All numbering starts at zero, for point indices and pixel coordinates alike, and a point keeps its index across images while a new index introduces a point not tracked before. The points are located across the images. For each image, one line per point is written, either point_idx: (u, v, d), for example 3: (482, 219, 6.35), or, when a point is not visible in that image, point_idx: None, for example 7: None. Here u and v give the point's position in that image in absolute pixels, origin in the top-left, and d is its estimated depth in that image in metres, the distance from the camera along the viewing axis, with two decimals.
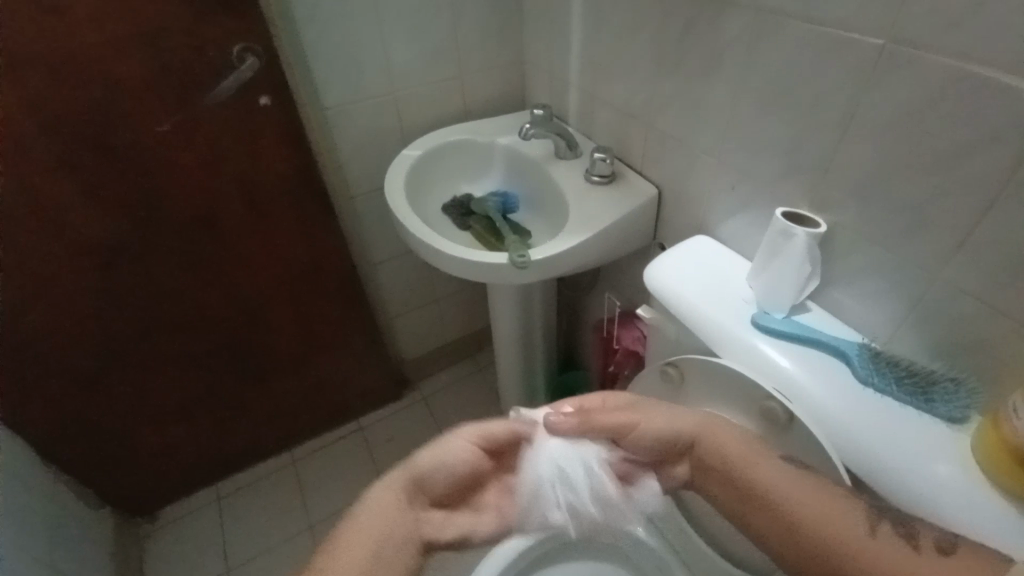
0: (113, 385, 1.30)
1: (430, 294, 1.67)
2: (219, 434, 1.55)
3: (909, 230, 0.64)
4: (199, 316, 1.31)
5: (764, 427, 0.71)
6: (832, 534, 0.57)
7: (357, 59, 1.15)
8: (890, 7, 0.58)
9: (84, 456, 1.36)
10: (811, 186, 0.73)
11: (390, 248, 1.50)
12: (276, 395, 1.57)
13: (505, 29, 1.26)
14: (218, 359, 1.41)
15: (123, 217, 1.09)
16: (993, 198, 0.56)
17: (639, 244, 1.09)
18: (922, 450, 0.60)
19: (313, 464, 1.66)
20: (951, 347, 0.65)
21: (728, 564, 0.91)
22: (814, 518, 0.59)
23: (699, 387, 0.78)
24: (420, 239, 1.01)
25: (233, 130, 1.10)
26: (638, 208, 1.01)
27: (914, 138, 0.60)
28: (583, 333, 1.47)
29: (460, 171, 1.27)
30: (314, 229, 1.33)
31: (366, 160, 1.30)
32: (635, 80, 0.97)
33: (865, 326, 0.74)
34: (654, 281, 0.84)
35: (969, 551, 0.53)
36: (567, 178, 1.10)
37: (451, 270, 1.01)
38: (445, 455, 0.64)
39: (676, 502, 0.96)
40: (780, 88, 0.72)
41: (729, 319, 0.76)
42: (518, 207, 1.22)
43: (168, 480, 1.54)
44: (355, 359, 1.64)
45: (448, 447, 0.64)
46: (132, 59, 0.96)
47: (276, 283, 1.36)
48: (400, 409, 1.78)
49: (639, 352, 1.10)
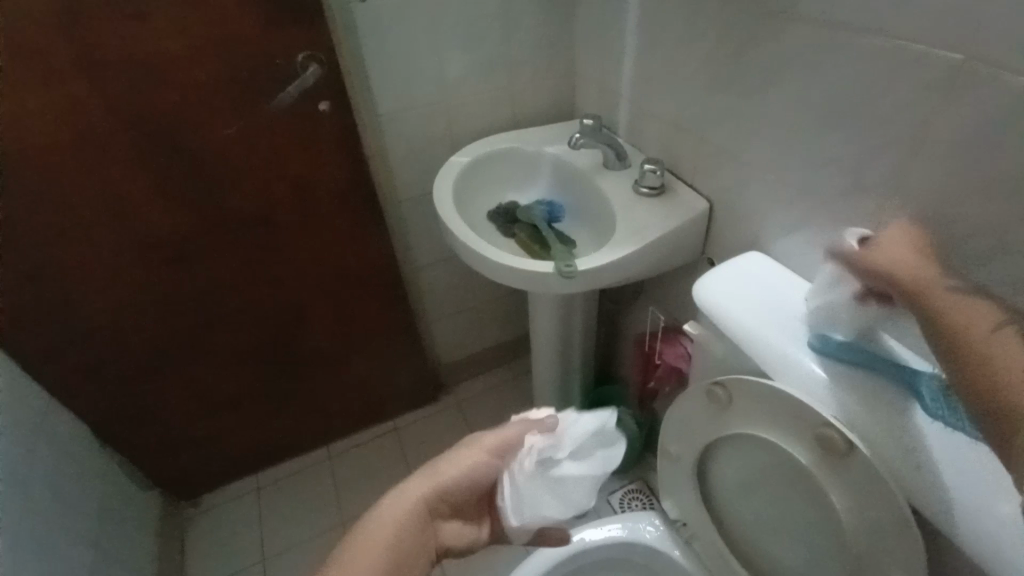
0: (168, 372, 1.36)
1: (470, 299, 1.68)
2: (262, 426, 1.60)
3: (987, 257, 0.60)
4: (250, 310, 1.36)
5: (822, 457, 0.69)
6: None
7: (412, 68, 1.18)
8: (974, 22, 0.55)
9: (138, 439, 1.43)
10: (877, 206, 0.70)
11: (433, 252, 1.52)
12: (318, 391, 1.61)
13: (557, 40, 1.26)
14: (265, 353, 1.46)
15: (188, 214, 1.15)
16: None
17: (686, 259, 1.06)
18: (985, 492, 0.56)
19: (348, 461, 1.70)
20: None
21: None
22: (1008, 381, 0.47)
23: (749, 409, 0.76)
24: (466, 245, 1.02)
25: (291, 134, 1.15)
26: (687, 222, 0.99)
27: (997, 160, 0.57)
28: (623, 346, 1.45)
29: (507, 179, 1.28)
30: (362, 231, 1.36)
31: (415, 166, 1.33)
32: (691, 92, 0.95)
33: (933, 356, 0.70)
34: (702, 298, 0.82)
35: None
36: (615, 189, 1.09)
37: (494, 277, 1.01)
38: (460, 465, 0.63)
39: (717, 526, 0.93)
40: (847, 103, 0.70)
41: (783, 340, 0.73)
42: (563, 217, 1.21)
43: (213, 466, 1.60)
44: (394, 360, 1.67)
45: (471, 461, 0.64)
46: (204, 66, 1.01)
47: (324, 282, 1.40)
48: (434, 412, 1.80)
49: (682, 368, 1.09)
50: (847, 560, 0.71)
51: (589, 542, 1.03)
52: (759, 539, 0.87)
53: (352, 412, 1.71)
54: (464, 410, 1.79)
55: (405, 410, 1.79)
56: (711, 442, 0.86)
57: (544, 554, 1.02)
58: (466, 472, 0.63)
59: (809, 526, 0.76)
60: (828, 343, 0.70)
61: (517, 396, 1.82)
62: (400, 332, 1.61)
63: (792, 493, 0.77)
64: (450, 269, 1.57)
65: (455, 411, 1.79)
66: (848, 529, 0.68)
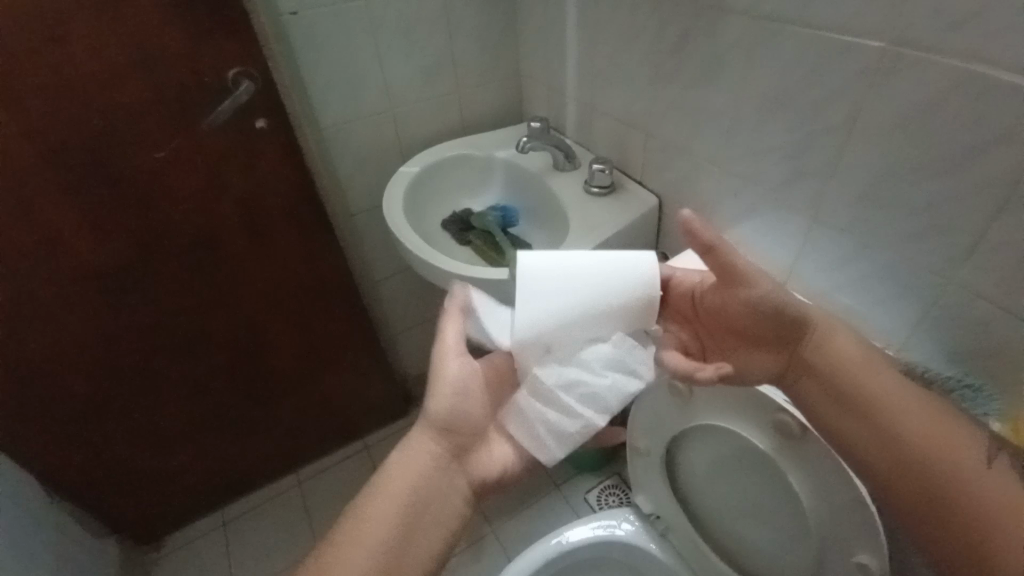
0: (117, 411, 1.28)
1: (433, 309, 1.66)
2: (224, 457, 1.53)
3: (918, 234, 0.63)
4: (202, 339, 1.30)
5: (780, 441, 0.71)
6: (932, 447, 0.53)
7: (353, 79, 1.15)
8: (890, 10, 0.57)
9: (89, 485, 1.35)
10: (815, 192, 0.72)
11: (391, 264, 1.49)
12: (281, 416, 1.56)
13: (499, 43, 1.26)
14: (223, 381, 1.40)
15: (124, 244, 1.09)
16: (1005, 201, 0.54)
17: (641, 254, 1.07)
18: None
19: (319, 484, 1.65)
20: (967, 354, 0.63)
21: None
22: (916, 427, 0.55)
23: (709, 400, 0.77)
24: (420, 256, 1.01)
25: (231, 153, 1.10)
26: (639, 218, 1.00)
27: (921, 141, 0.59)
28: None
29: (459, 185, 1.26)
30: (315, 248, 1.32)
31: (365, 178, 1.30)
32: (633, 89, 0.96)
33: (877, 334, 0.72)
34: None
35: None
36: (567, 190, 1.09)
37: (452, 286, 1.00)
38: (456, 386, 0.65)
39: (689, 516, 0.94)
40: (781, 93, 0.71)
41: None
42: (518, 220, 1.21)
43: (175, 505, 1.52)
44: (360, 377, 1.63)
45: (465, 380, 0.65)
46: (127, 86, 0.95)
47: (278, 303, 1.36)
48: (406, 425, 1.77)
49: None
50: (810, 539, 0.72)
51: (568, 543, 1.02)
52: (730, 525, 0.89)
53: (319, 433, 1.66)
54: None
55: (375, 427, 1.75)
56: (676, 434, 0.87)
57: (523, 560, 1.01)
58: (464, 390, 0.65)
59: (774, 509, 0.77)
60: None
61: None
62: (363, 348, 1.57)
63: (755, 477, 0.78)
64: (410, 280, 1.54)
65: None
66: (810, 509, 0.70)
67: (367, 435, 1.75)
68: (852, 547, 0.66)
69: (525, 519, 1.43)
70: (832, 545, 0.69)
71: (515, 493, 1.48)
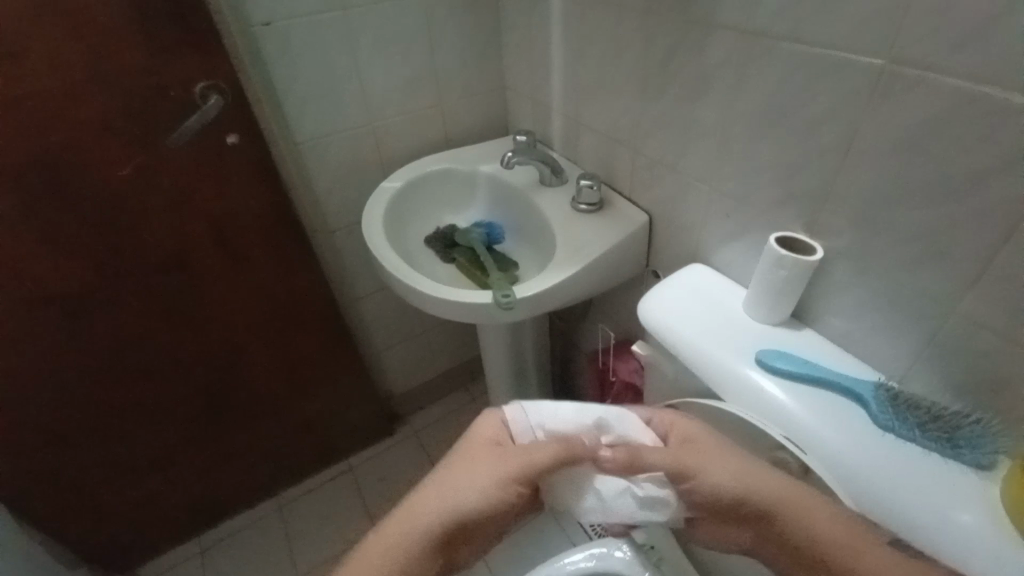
0: (86, 440, 1.22)
1: (418, 326, 1.60)
2: (200, 483, 1.47)
3: (921, 261, 0.59)
4: (174, 362, 1.24)
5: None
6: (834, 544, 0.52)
7: (331, 92, 1.11)
8: (888, 30, 0.54)
9: (57, 516, 1.28)
10: (808, 213, 0.69)
11: (371, 281, 1.44)
12: (259, 439, 1.49)
13: (485, 56, 1.22)
14: (198, 405, 1.34)
15: (91, 266, 1.03)
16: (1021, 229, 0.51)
17: (631, 273, 1.03)
18: (953, 495, 0.54)
19: (301, 510, 1.58)
20: (973, 387, 0.60)
21: None
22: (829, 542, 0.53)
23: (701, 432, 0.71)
24: (402, 281, 0.96)
25: (202, 170, 1.05)
26: (627, 237, 0.97)
27: (921, 166, 0.56)
28: (578, 364, 1.40)
29: (443, 202, 1.22)
30: (293, 267, 1.27)
31: (344, 194, 1.26)
32: (620, 104, 0.93)
33: (882, 363, 0.68)
34: (649, 318, 0.79)
35: None
36: (553, 207, 1.05)
37: (433, 311, 0.95)
38: (473, 488, 0.56)
39: (683, 546, 0.90)
40: (772, 112, 0.68)
41: (728, 353, 0.71)
42: (504, 237, 1.16)
43: (148, 534, 1.46)
44: (343, 398, 1.57)
45: (489, 480, 0.56)
46: (90, 103, 0.90)
47: (255, 325, 1.30)
48: (391, 446, 1.71)
49: (636, 383, 1.04)
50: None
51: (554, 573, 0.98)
52: (726, 561, 0.84)
53: (302, 456, 1.60)
54: (423, 440, 1.71)
55: (359, 447, 1.69)
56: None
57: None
58: (484, 497, 0.56)
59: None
60: (770, 357, 0.69)
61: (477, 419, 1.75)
62: (344, 368, 1.52)
63: None
64: (392, 297, 1.50)
65: (413, 441, 1.71)
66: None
67: (352, 455, 1.69)
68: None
69: (515, 541, 1.39)
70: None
71: None
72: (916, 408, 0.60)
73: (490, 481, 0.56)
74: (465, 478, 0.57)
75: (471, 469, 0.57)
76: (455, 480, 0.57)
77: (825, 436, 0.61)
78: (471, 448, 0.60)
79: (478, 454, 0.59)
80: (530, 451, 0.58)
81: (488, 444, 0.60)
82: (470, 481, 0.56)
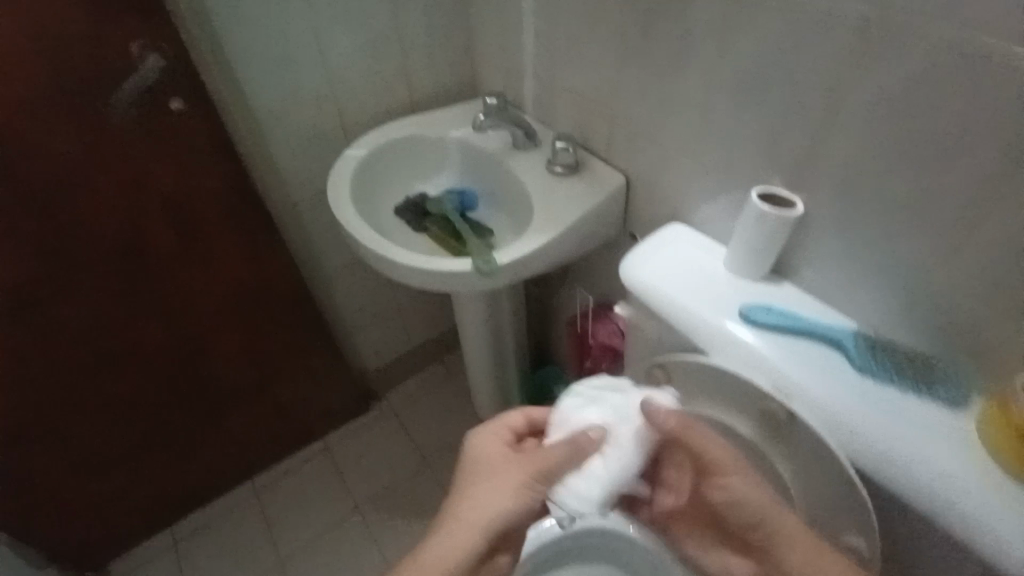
0: (41, 438, 1.14)
1: (391, 300, 1.55)
2: (169, 474, 1.40)
3: (906, 209, 0.61)
4: (132, 351, 1.16)
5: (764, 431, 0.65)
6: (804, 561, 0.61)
7: (287, 53, 1.03)
8: None
9: (16, 518, 1.21)
10: (793, 168, 0.69)
11: (337, 255, 1.37)
12: (229, 425, 1.43)
13: (450, 12, 1.16)
14: (162, 394, 1.27)
15: (30, 250, 0.94)
16: (1012, 184, 0.52)
17: (609, 236, 1.02)
18: (932, 434, 0.57)
19: (279, 494, 1.53)
20: (948, 331, 0.62)
21: None
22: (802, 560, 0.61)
23: (688, 389, 0.71)
24: (377, 252, 0.92)
25: (148, 141, 0.97)
26: (606, 199, 0.95)
27: (910, 113, 0.56)
28: (555, 330, 1.40)
29: (412, 169, 1.17)
30: (256, 243, 1.19)
31: (307, 164, 1.19)
32: (597, 62, 0.90)
33: (856, 314, 0.71)
34: (630, 279, 0.79)
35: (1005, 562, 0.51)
36: (529, 171, 1.03)
37: (411, 282, 0.92)
38: (501, 501, 0.64)
39: None
40: (759, 66, 0.67)
41: (713, 310, 0.72)
42: (478, 204, 1.13)
43: (116, 529, 1.39)
44: (316, 378, 1.52)
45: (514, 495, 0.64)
46: (4, 61, 0.80)
47: (214, 307, 1.22)
48: (368, 423, 1.66)
49: (617, 346, 1.06)
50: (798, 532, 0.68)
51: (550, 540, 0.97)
52: None
53: (275, 439, 1.54)
54: (401, 415, 1.66)
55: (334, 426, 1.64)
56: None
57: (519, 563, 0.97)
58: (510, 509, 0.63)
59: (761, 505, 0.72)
60: (753, 311, 0.69)
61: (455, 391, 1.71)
62: (314, 347, 1.46)
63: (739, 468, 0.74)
64: (361, 270, 1.44)
65: (390, 417, 1.66)
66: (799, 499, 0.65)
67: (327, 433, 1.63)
68: (841, 531, 0.63)
69: None
70: (821, 531, 0.65)
71: None
72: (900, 357, 0.64)
73: (515, 484, 0.64)
74: (491, 490, 0.64)
75: (495, 478, 0.65)
76: (486, 495, 0.65)
77: (811, 386, 0.62)
78: (489, 461, 0.68)
79: (494, 464, 0.67)
80: (544, 454, 0.64)
81: (495, 461, 0.67)
82: (495, 497, 0.64)
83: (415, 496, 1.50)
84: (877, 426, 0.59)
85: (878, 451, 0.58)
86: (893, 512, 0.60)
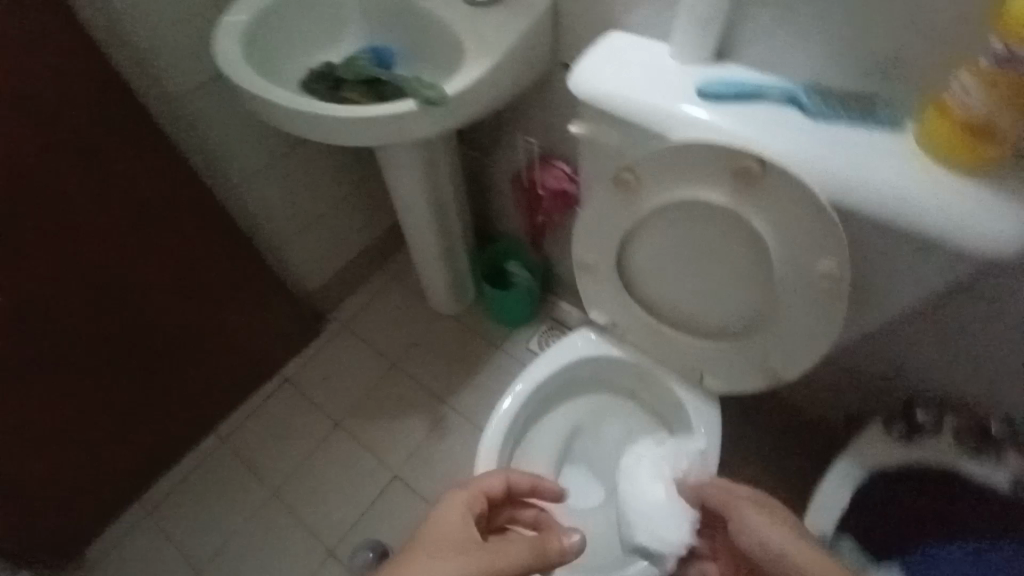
0: None
1: (314, 208, 1.43)
2: (117, 442, 1.26)
3: None
4: (26, 296, 1.02)
5: (741, 192, 0.69)
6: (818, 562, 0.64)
7: None
8: None
9: None
10: None
11: (245, 162, 1.22)
12: (169, 376, 1.29)
13: None
14: (80, 347, 1.13)
15: None
16: None
17: (543, 65, 0.97)
18: (886, 154, 0.63)
19: (250, 436, 1.43)
20: (887, 56, 0.67)
21: (694, 361, 0.93)
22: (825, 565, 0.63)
23: (659, 179, 0.74)
24: (302, 110, 0.82)
25: None
26: (535, 21, 0.89)
27: None
28: (497, 198, 1.37)
29: (308, 36, 1.02)
30: (141, 145, 1.07)
31: (176, 45, 1.03)
32: None
33: (800, 70, 0.74)
34: (582, 90, 0.76)
35: (959, 238, 0.60)
36: (445, 8, 0.93)
37: (348, 139, 0.84)
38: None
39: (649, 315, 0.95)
40: None
41: (670, 98, 0.72)
42: (396, 64, 1.03)
43: (75, 513, 1.26)
44: (255, 307, 1.38)
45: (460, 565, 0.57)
46: None
47: (114, 238, 1.08)
48: (324, 345, 1.55)
49: (569, 189, 1.08)
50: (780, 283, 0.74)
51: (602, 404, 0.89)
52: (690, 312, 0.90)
53: (228, 383, 1.42)
54: (357, 326, 1.58)
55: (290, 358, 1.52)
56: (628, 231, 0.84)
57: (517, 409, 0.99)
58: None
59: (741, 272, 0.78)
60: (709, 89, 0.71)
61: (407, 294, 1.62)
62: (243, 270, 1.33)
63: (726, 246, 0.77)
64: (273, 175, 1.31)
65: (347, 334, 1.56)
66: (771, 247, 0.71)
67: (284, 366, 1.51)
68: (814, 261, 0.69)
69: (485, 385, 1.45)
70: (799, 271, 0.71)
71: (464, 372, 1.47)
72: (851, 99, 0.68)
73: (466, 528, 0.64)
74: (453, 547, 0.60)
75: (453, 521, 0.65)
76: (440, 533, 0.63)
77: (775, 143, 0.66)
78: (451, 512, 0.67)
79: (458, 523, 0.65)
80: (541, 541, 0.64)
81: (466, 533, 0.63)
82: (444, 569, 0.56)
83: (396, 398, 1.46)
84: (844, 159, 0.64)
85: (847, 181, 0.64)
86: (864, 230, 0.66)
